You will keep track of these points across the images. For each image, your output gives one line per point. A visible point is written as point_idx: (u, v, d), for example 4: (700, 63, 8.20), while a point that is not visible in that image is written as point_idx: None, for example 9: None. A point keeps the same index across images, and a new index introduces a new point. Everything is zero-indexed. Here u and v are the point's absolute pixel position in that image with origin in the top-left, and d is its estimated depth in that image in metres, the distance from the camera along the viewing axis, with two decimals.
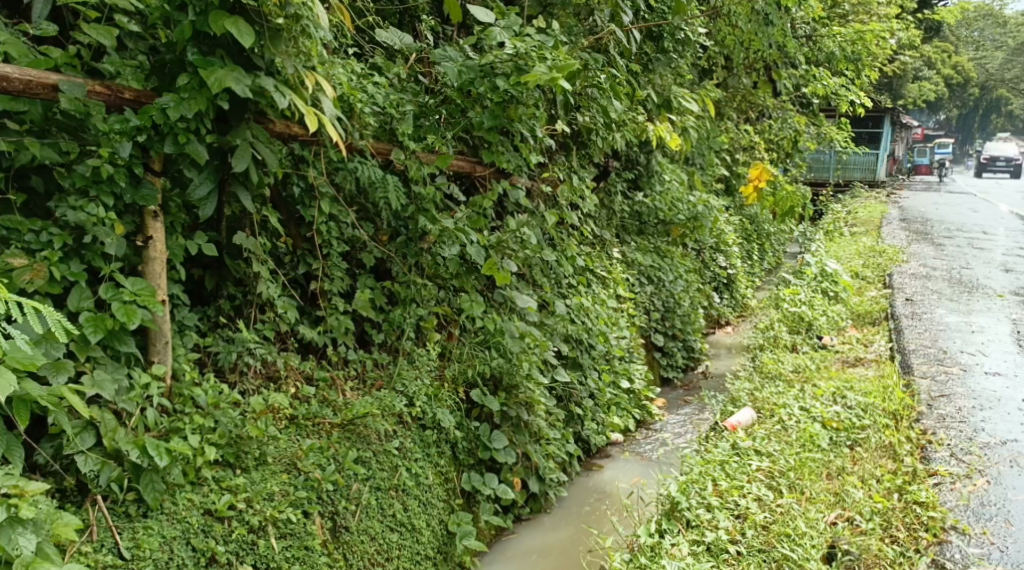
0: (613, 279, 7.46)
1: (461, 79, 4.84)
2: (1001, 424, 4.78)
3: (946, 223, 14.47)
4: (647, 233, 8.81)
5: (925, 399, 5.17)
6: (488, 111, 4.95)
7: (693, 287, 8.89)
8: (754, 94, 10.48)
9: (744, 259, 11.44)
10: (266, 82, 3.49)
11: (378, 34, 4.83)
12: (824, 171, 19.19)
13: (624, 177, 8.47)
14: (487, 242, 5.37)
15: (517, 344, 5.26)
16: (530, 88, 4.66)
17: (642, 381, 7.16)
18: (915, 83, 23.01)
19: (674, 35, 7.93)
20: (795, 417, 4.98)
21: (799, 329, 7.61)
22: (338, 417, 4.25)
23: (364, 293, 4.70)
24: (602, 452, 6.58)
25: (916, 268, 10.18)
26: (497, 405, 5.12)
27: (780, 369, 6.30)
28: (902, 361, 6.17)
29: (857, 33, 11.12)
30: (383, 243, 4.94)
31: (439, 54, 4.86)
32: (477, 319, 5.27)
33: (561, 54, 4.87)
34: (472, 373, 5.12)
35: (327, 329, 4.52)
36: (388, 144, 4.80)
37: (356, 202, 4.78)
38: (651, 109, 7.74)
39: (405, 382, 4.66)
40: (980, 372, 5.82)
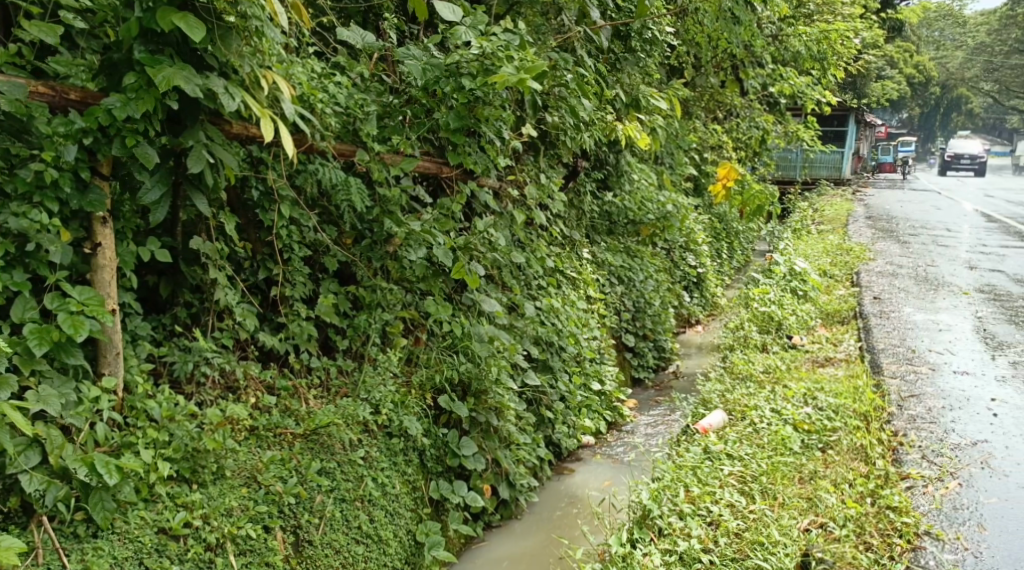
0: (583, 280, 7.39)
1: (426, 78, 4.74)
2: (971, 424, 4.75)
3: (911, 220, 14.56)
4: (616, 233, 8.76)
5: (895, 399, 5.14)
6: (454, 111, 4.87)
7: (663, 287, 8.85)
8: (721, 93, 10.47)
9: (713, 258, 11.42)
10: (217, 82, 3.38)
11: (339, 33, 4.72)
12: (791, 169, 19.27)
13: (593, 177, 8.41)
14: (454, 245, 5.28)
15: (485, 348, 5.17)
16: (498, 89, 4.58)
17: (613, 383, 7.10)
18: (879, 81, 23.18)
19: (641, 34, 7.89)
20: (766, 419, 4.94)
21: (769, 328, 7.58)
22: (300, 427, 4.16)
23: (327, 298, 4.60)
24: (573, 455, 6.50)
25: (884, 266, 10.20)
26: (466, 411, 4.99)
27: (750, 370, 6.27)
28: (871, 361, 6.14)
29: (823, 32, 11.09)
30: (347, 247, 4.83)
31: (403, 52, 4.75)
32: (445, 323, 5.18)
33: (528, 54, 4.80)
34: (439, 379, 5.02)
35: (289, 336, 4.41)
36: (351, 145, 4.68)
37: (318, 205, 4.67)
38: (619, 109, 7.67)
39: (370, 390, 4.56)
40: (949, 371, 5.80)
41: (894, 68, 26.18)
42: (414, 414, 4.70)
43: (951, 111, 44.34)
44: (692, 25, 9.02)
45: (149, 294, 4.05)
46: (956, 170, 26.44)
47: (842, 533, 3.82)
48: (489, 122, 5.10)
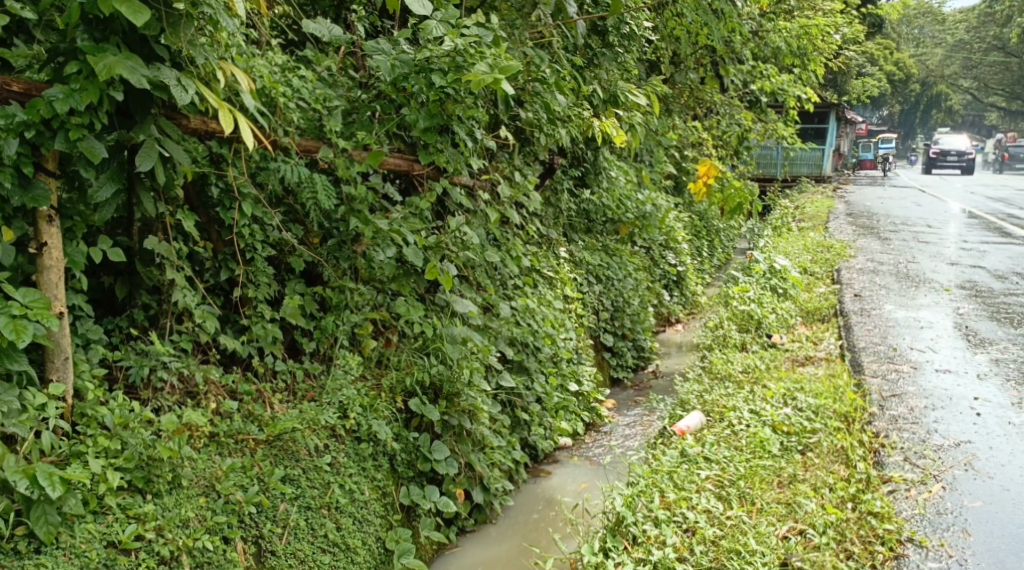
0: (560, 280, 7.29)
1: (395, 74, 4.59)
2: (954, 424, 4.65)
3: (892, 217, 14.50)
4: (595, 231, 8.64)
5: (877, 399, 5.03)
6: (424, 109, 4.73)
7: (643, 285, 8.75)
8: (702, 90, 10.35)
9: (693, 256, 11.34)
10: (168, 73, 3.24)
11: (305, 25, 4.55)
12: (772, 167, 19.22)
13: (570, 175, 8.28)
14: (425, 244, 5.14)
15: (457, 350, 5.04)
16: (472, 88, 4.44)
17: (591, 383, 7.00)
18: (859, 79, 23.17)
19: (619, 28, 7.86)
20: (744, 421, 4.83)
21: (749, 328, 7.49)
22: (264, 433, 4.02)
23: (293, 300, 4.45)
24: (549, 457, 6.38)
25: (864, 263, 10.12)
26: (437, 415, 4.84)
27: (729, 369, 6.17)
28: (853, 360, 6.04)
29: (803, 28, 10.92)
30: (314, 247, 4.70)
31: (370, 46, 4.60)
32: (416, 325, 5.04)
33: (501, 51, 4.66)
34: (410, 382, 4.88)
35: (252, 338, 4.26)
36: (316, 141, 4.56)
37: (283, 204, 4.52)
38: (598, 105, 7.55)
39: (337, 393, 4.42)
40: (931, 370, 5.70)
41: (874, 65, 26.17)
42: (385, 418, 4.55)
43: (931, 108, 44.42)
44: (671, 20, 8.89)
45: (104, 296, 3.90)
46: (942, 167, 25.97)
47: (821, 541, 3.71)
48: (461, 119, 4.97)
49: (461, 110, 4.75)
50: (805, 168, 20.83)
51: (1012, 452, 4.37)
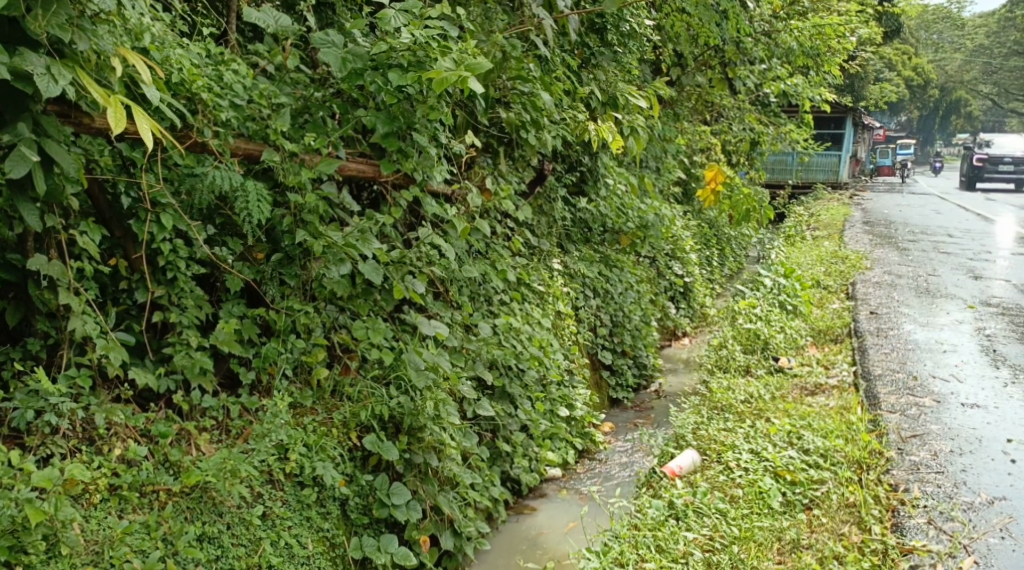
0: (552, 294, 6.73)
1: (347, 70, 4.00)
2: (986, 475, 4.05)
3: (909, 225, 13.90)
4: (594, 242, 8.04)
5: (895, 441, 4.43)
6: (382, 111, 4.21)
7: (645, 299, 8.20)
8: (711, 92, 9.72)
9: (702, 266, 10.81)
10: (33, 60, 2.84)
11: (248, 13, 3.94)
12: (785, 173, 18.76)
13: (566, 182, 7.68)
14: (388, 261, 4.63)
15: (422, 380, 4.47)
16: (433, 88, 3.87)
17: (585, 407, 6.45)
18: (876, 85, 22.57)
19: (618, 27, 7.37)
20: (744, 467, 4.29)
21: (754, 349, 6.92)
22: (179, 483, 3.48)
23: (228, 324, 3.90)
24: (535, 491, 5.84)
25: (880, 276, 9.51)
26: (396, 454, 4.28)
27: (730, 400, 5.61)
28: (868, 390, 5.45)
29: (817, 27, 10.21)
30: (258, 262, 4.18)
31: (320, 36, 4.00)
32: (377, 350, 4.49)
33: (469, 47, 4.09)
34: (365, 416, 4.30)
35: (172, 370, 3.72)
36: (257, 145, 3.98)
37: (218, 215, 3.97)
38: (596, 108, 7.02)
39: (276, 428, 3.81)
40: (956, 404, 5.09)
41: (891, 71, 25.45)
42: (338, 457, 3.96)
43: (951, 114, 43.60)
44: (674, 15, 8.24)
45: None
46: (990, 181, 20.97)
47: None
48: (428, 122, 4.40)
49: (426, 112, 4.19)
50: (820, 175, 20.21)
51: None
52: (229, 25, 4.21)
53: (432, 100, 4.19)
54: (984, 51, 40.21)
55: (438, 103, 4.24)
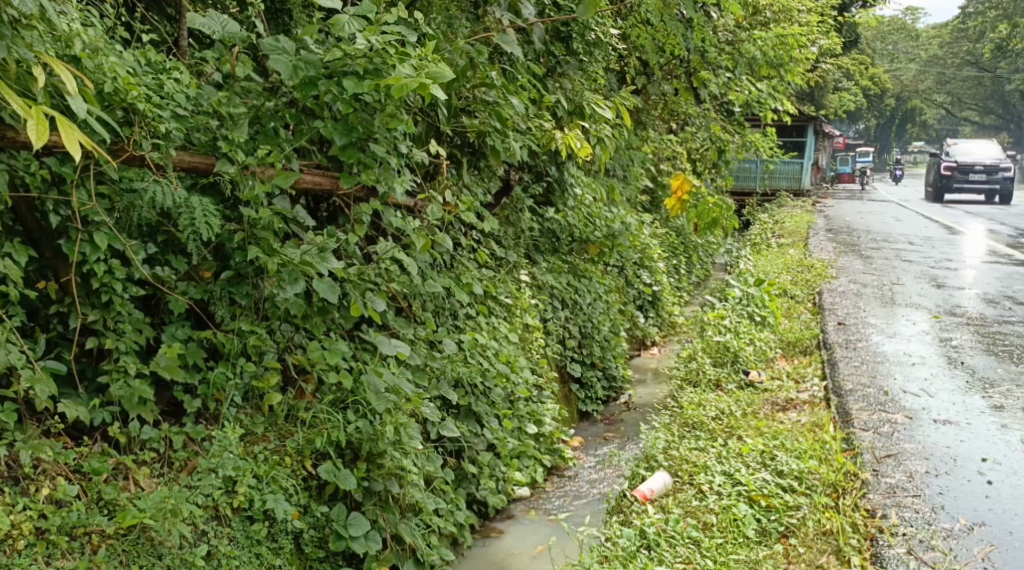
0: (519, 307, 6.58)
1: (299, 78, 3.80)
2: (963, 500, 3.98)
3: (872, 232, 13.93)
4: (562, 252, 7.90)
5: (869, 462, 4.34)
6: (339, 123, 4.01)
7: (614, 310, 8.08)
8: (677, 101, 9.61)
9: (670, 274, 10.73)
10: None
11: (191, 19, 3.79)
12: (751, 180, 18.84)
13: (532, 192, 7.51)
14: (345, 277, 4.45)
15: (382, 403, 4.33)
16: (394, 94, 3.70)
17: (554, 423, 6.32)
18: (837, 94, 22.75)
19: (584, 35, 7.26)
20: (717, 491, 4.22)
21: (724, 362, 6.79)
22: (113, 524, 3.43)
23: (170, 349, 3.78)
24: (503, 513, 5.69)
25: (846, 285, 9.46)
26: (354, 483, 4.18)
27: (701, 416, 5.49)
28: (839, 406, 5.34)
29: (779, 37, 10.23)
30: (206, 280, 3.98)
31: (269, 42, 3.79)
32: (334, 374, 4.33)
33: (429, 52, 3.92)
34: (320, 445, 4.17)
35: (108, 401, 3.62)
36: (205, 159, 3.78)
37: (161, 234, 3.80)
38: (562, 117, 6.91)
39: (222, 459, 3.78)
40: (928, 420, 5.01)
41: (847, 81, 25.70)
42: (291, 487, 3.98)
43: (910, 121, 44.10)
44: (639, 25, 8.14)
45: None
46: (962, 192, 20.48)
47: None
48: (388, 131, 4.16)
49: (386, 121, 4.00)
50: (784, 182, 20.28)
51: None
52: (179, 32, 4.11)
53: (392, 107, 3.98)
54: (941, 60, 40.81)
55: (398, 111, 4.03)
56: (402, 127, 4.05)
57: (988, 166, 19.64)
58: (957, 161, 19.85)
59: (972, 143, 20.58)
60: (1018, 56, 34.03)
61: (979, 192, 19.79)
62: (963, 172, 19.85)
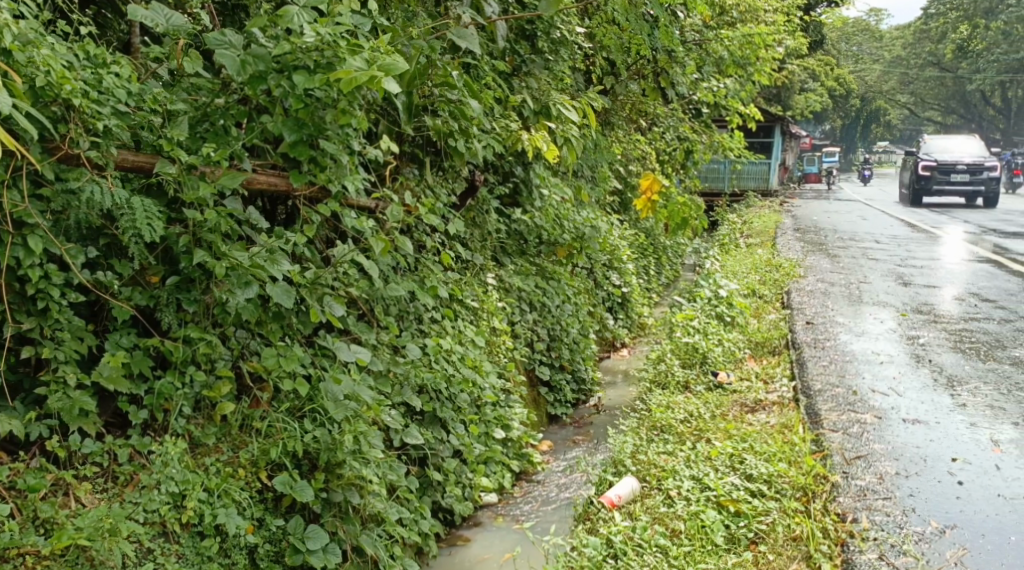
0: (486, 310, 6.48)
1: (248, 73, 3.71)
2: (935, 501, 3.91)
3: (840, 232, 13.95)
4: (530, 254, 7.79)
5: (839, 464, 4.27)
6: (289, 119, 3.88)
7: (583, 311, 8.00)
8: (644, 101, 9.54)
9: (640, 275, 10.69)
10: None
11: (134, 11, 3.73)
12: (719, 181, 18.87)
13: (498, 193, 7.39)
14: (301, 282, 4.35)
15: (341, 412, 4.30)
16: (343, 88, 3.58)
17: (522, 427, 6.23)
18: (804, 96, 22.81)
19: (549, 34, 7.19)
20: (685, 497, 4.14)
21: (693, 363, 6.71)
22: (49, 545, 3.35)
23: (113, 359, 3.75)
24: (470, 520, 5.59)
25: (815, 284, 9.41)
26: (311, 494, 4.12)
27: (669, 419, 5.40)
28: (808, 407, 5.27)
29: (746, 36, 10.10)
30: (152, 284, 3.97)
31: (215, 36, 3.72)
32: (291, 381, 4.26)
33: (381, 45, 3.80)
34: (275, 455, 4.11)
35: (46, 412, 3.56)
36: (149, 157, 3.77)
37: (103, 237, 3.75)
38: (528, 117, 6.82)
39: (165, 476, 3.75)
40: (897, 420, 4.93)
41: (815, 82, 25.81)
42: (244, 500, 3.98)
43: None
44: (605, 24, 8.06)
45: None
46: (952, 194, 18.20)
47: None
48: (339, 128, 4.03)
49: (336, 116, 3.85)
50: (752, 182, 20.33)
51: (1013, 541, 3.62)
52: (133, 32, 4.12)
53: (341, 102, 3.85)
54: (904, 61, 41.22)
55: (349, 107, 3.91)
56: (353, 123, 3.93)
57: (970, 164, 17.67)
58: (937, 160, 17.90)
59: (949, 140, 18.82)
60: (981, 56, 34.36)
61: (962, 193, 17.80)
62: (944, 171, 17.90)
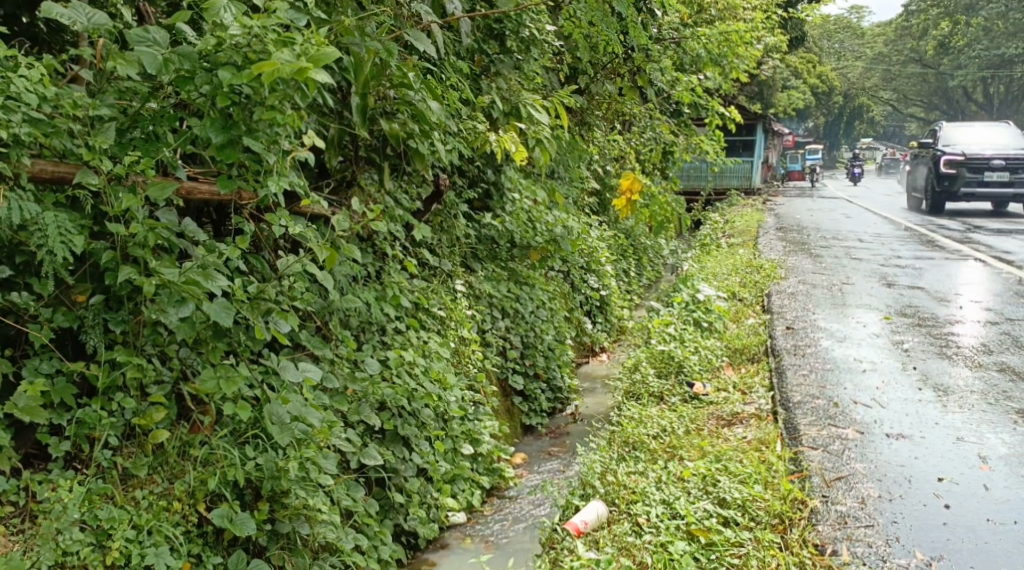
0: (455, 319, 6.17)
1: (171, 71, 3.54)
2: (919, 529, 3.69)
3: (823, 230, 13.69)
4: (503, 259, 7.43)
5: (817, 487, 4.04)
6: (214, 120, 3.68)
7: (558, 317, 7.69)
8: (621, 101, 9.24)
9: (620, 276, 10.43)
10: None
11: (51, 7, 3.43)
12: (699, 180, 18.63)
13: (467, 197, 7.06)
14: (242, 298, 4.06)
15: (286, 437, 3.99)
16: (268, 80, 3.37)
17: (492, 440, 5.94)
18: (786, 93, 22.59)
19: (518, 32, 6.89)
20: (653, 527, 3.90)
21: (668, 373, 6.44)
22: None
23: (30, 389, 3.51)
24: (436, 541, 5.30)
25: (795, 286, 9.15)
26: (253, 529, 3.85)
27: (642, 435, 5.12)
28: (787, 421, 5.01)
29: (723, 33, 9.81)
30: (77, 305, 3.74)
31: (137, 33, 3.53)
32: (232, 405, 3.96)
33: (313, 36, 3.56)
34: (215, 487, 3.84)
35: None
36: (70, 167, 3.53)
37: (18, 255, 3.53)
38: (497, 118, 6.52)
39: (62, 523, 3.51)
40: (880, 434, 4.67)
41: (797, 79, 25.62)
42: (182, 532, 3.78)
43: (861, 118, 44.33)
44: (575, 21, 7.77)
45: None
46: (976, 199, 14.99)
47: None
48: (269, 127, 3.81)
49: (264, 113, 3.64)
50: (734, 180, 20.09)
51: None
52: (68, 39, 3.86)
53: (271, 99, 3.62)
54: (884, 58, 41.15)
55: (279, 104, 3.68)
56: (284, 121, 3.70)
57: (1008, 158, 14.37)
58: (964, 155, 14.65)
59: (966, 131, 15.59)
60: (960, 53, 34.26)
61: (997, 197, 14.49)
62: (973, 170, 14.59)
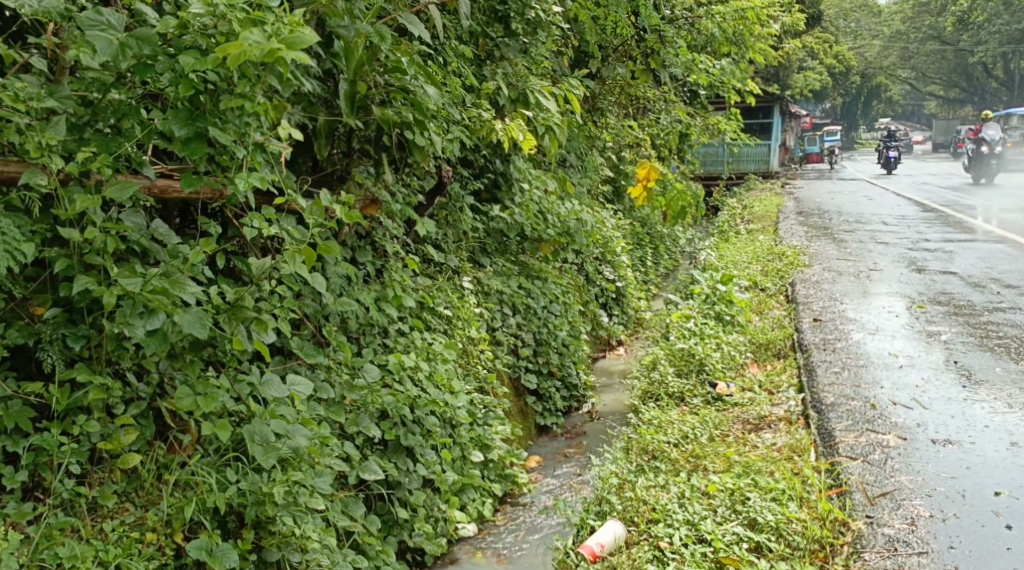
0: (463, 317, 5.77)
1: (127, 57, 3.12)
2: (978, 558, 3.33)
3: (845, 214, 13.20)
4: (513, 252, 7.04)
5: (860, 506, 3.68)
6: (178, 113, 3.33)
7: (574, 311, 7.26)
8: (633, 85, 8.76)
9: (636, 267, 10.01)
10: None
11: None
12: (717, 165, 18.17)
13: (473, 188, 6.66)
14: (218, 306, 3.69)
15: (270, 459, 3.61)
16: (233, 63, 3.00)
17: (504, 445, 5.54)
18: (801, 75, 22.05)
19: (523, 14, 6.47)
20: (677, 553, 3.53)
21: (689, 372, 6.02)
22: None
23: None
24: (445, 557, 4.90)
25: (820, 274, 8.70)
26: (235, 562, 3.48)
27: (663, 444, 4.70)
28: (820, 426, 4.60)
29: (738, 11, 9.16)
30: (34, 319, 3.39)
31: (89, 16, 3.13)
32: (211, 425, 3.60)
33: (286, 16, 3.20)
34: (191, 516, 3.47)
35: None
36: (16, 167, 3.18)
37: None
38: (504, 106, 6.11)
39: None
40: (924, 440, 4.26)
41: (813, 60, 25.05)
42: (158, 566, 3.43)
43: None
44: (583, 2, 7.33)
45: None
46: None
47: None
48: (240, 118, 3.44)
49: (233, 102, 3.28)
50: (752, 164, 19.59)
51: None
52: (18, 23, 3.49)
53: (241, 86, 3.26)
54: (901, 36, 40.41)
55: (251, 91, 3.31)
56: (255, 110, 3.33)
57: None
58: None
59: None
60: (981, 29, 33.55)
61: None
62: None
